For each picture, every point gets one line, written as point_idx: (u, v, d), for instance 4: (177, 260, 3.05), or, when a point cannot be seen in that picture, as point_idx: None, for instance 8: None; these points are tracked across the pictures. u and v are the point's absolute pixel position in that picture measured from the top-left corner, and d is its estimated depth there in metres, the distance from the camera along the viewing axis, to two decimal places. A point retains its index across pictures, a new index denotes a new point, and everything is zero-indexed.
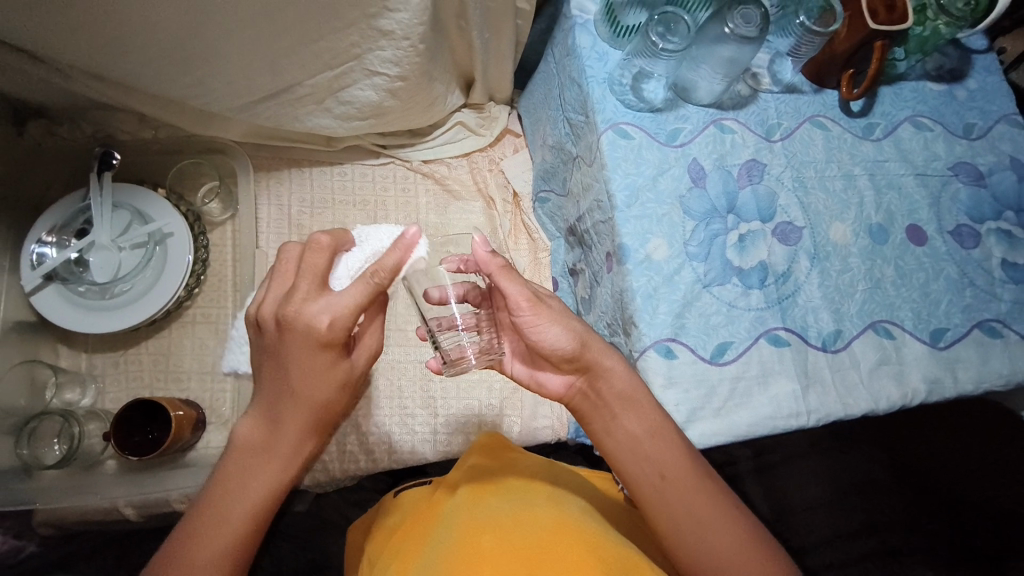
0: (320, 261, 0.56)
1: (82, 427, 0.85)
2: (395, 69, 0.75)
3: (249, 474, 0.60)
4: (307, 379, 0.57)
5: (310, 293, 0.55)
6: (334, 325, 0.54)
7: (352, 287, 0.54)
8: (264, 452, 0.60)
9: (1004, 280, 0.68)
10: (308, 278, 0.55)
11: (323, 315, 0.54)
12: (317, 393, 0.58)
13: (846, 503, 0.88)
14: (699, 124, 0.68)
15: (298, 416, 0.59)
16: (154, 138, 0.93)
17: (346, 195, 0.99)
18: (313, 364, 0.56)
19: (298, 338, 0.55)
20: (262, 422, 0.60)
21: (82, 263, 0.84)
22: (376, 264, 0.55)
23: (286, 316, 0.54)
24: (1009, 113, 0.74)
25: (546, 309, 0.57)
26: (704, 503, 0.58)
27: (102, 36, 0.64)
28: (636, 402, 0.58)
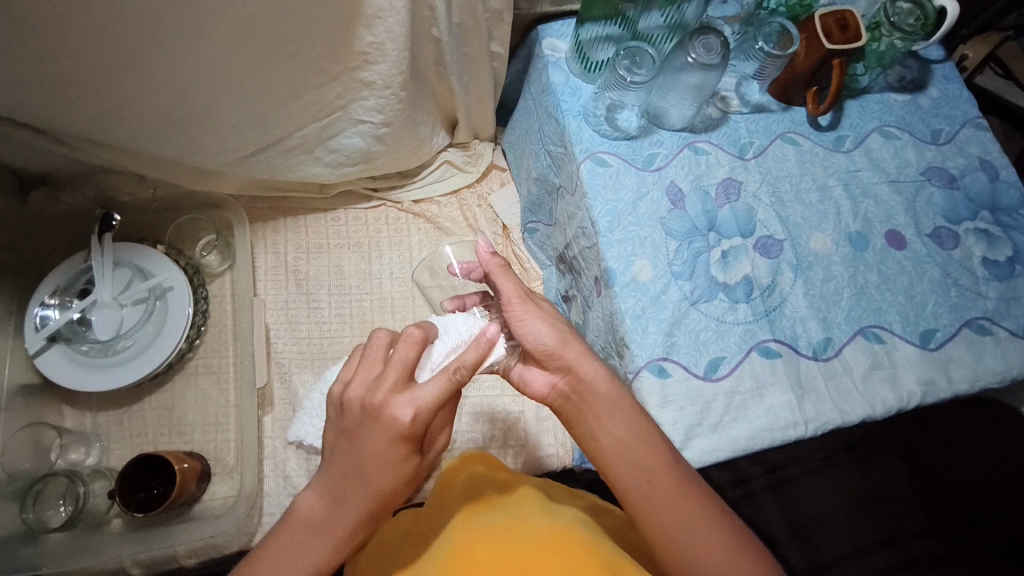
0: (411, 355, 0.53)
1: (86, 487, 0.85)
2: (379, 116, 0.79)
3: (300, 551, 0.55)
4: (378, 470, 0.52)
5: (396, 386, 0.52)
6: (416, 420, 0.51)
7: (436, 381, 0.52)
8: (320, 531, 0.55)
9: (988, 278, 0.69)
10: (397, 368, 0.53)
11: (406, 407, 0.51)
12: (387, 483, 0.53)
13: (864, 516, 0.80)
14: (673, 148, 0.71)
15: (360, 502, 0.54)
16: (154, 197, 0.97)
17: (340, 239, 1.01)
18: (387, 457, 0.52)
19: (377, 429, 0.51)
20: (324, 500, 0.55)
21: (85, 322, 0.86)
22: (458, 359, 0.53)
23: (370, 405, 0.51)
24: (974, 117, 0.76)
25: (532, 305, 0.57)
26: (693, 507, 0.55)
27: (98, 104, 0.67)
28: (622, 408, 0.56)
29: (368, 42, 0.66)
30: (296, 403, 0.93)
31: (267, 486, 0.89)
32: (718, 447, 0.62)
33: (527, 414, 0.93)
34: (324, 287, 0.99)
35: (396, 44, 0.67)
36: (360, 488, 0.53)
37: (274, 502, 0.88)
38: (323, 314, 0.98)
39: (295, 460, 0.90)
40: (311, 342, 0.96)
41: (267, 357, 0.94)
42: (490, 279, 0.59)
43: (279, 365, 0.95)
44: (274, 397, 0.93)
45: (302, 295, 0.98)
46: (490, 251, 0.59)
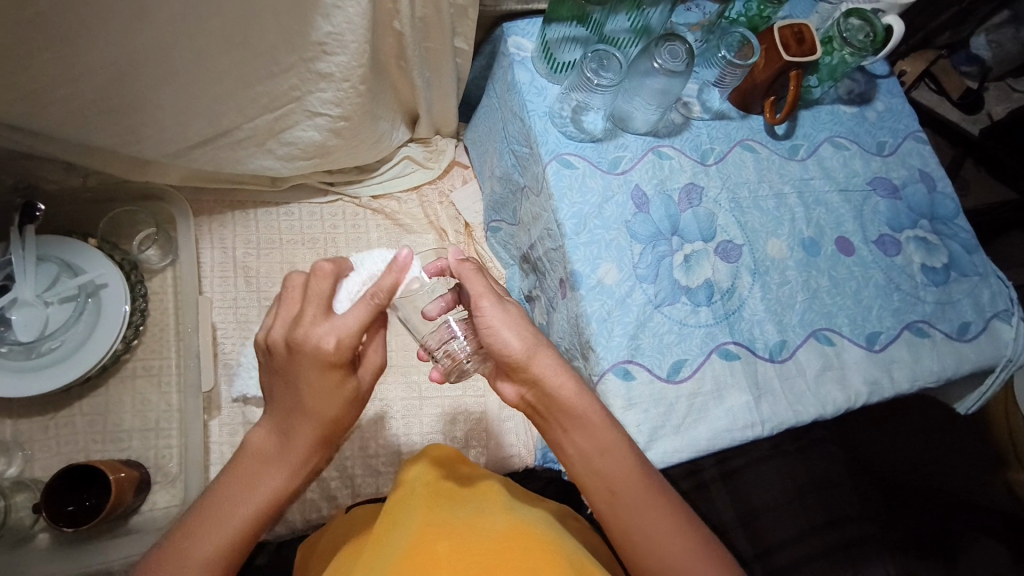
0: (326, 287, 0.52)
1: (7, 500, 0.78)
2: (337, 110, 0.75)
3: (251, 485, 0.53)
4: (319, 396, 0.52)
5: (317, 317, 0.51)
6: (341, 346, 0.50)
7: (357, 308, 0.51)
8: (272, 463, 0.54)
9: (926, 284, 0.73)
10: (316, 302, 0.52)
11: (329, 335, 0.50)
12: (328, 410, 0.53)
13: (805, 502, 0.83)
14: (638, 152, 0.71)
15: (307, 431, 0.53)
16: (85, 185, 0.90)
17: (294, 234, 0.97)
18: (321, 384, 0.51)
19: (306, 359, 0.50)
20: (273, 433, 0.54)
21: (3, 321, 0.78)
22: (375, 284, 0.52)
23: (294, 339, 0.50)
24: (914, 131, 0.81)
25: (501, 309, 0.55)
26: (657, 515, 0.54)
27: (19, 86, 0.61)
28: (584, 421, 0.56)
29: (326, 33, 0.63)
30: (245, 407, 0.88)
31: None
32: (680, 448, 0.63)
33: (489, 414, 0.92)
34: (276, 285, 0.94)
35: (357, 36, 0.63)
36: (303, 418, 0.52)
37: None
38: None
39: None
40: None
41: (213, 358, 0.89)
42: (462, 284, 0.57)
43: (226, 367, 0.90)
44: (221, 401, 0.88)
45: (252, 292, 0.93)
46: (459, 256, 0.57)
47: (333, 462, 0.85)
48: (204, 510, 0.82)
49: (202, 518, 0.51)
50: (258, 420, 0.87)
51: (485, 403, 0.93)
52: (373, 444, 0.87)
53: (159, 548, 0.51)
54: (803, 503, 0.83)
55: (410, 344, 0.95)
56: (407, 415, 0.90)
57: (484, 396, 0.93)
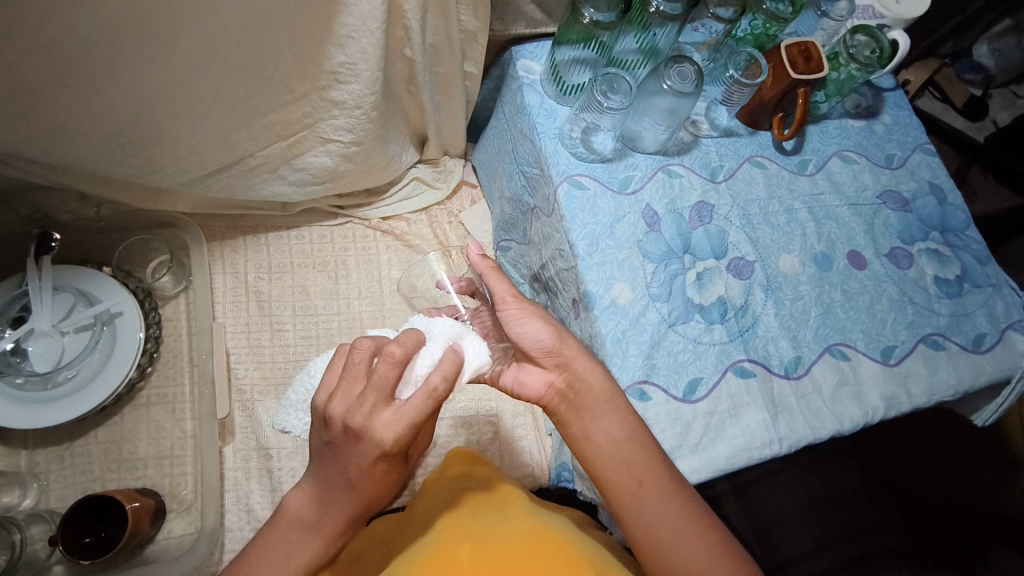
0: (392, 377, 0.47)
1: (23, 533, 0.76)
2: (348, 136, 0.76)
3: (290, 548, 0.55)
4: (366, 483, 0.51)
5: (376, 406, 0.47)
6: (396, 444, 0.47)
7: (416, 398, 0.47)
8: (310, 529, 0.55)
9: (939, 296, 0.73)
10: (378, 390, 0.47)
11: (386, 431, 0.46)
12: (372, 493, 0.52)
13: (820, 515, 0.82)
14: (648, 171, 0.72)
15: (348, 507, 0.53)
16: (98, 215, 0.91)
17: (305, 258, 0.97)
18: (369, 474, 0.50)
19: (358, 451, 0.48)
20: (315, 500, 0.54)
21: (20, 352, 0.79)
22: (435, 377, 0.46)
23: (351, 428, 0.47)
24: (922, 143, 0.81)
25: (526, 305, 0.58)
26: (681, 512, 0.56)
27: (39, 123, 0.62)
28: (615, 407, 0.57)
29: (339, 62, 0.64)
30: (260, 432, 0.88)
31: (228, 523, 0.84)
32: (699, 468, 0.62)
33: (503, 433, 0.92)
34: (289, 308, 0.95)
35: (369, 65, 0.64)
36: (347, 498, 0.53)
37: (235, 540, 0.83)
38: (287, 337, 0.93)
39: (260, 493, 0.85)
40: (276, 367, 0.92)
41: (227, 384, 0.89)
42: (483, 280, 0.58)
43: (240, 393, 0.90)
44: (236, 427, 0.88)
45: (264, 316, 0.94)
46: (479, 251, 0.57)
47: None
48: (220, 537, 0.82)
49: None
50: (273, 445, 0.87)
51: (498, 422, 0.92)
52: None
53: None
54: (820, 517, 0.82)
55: None
56: None
57: (497, 415, 0.93)
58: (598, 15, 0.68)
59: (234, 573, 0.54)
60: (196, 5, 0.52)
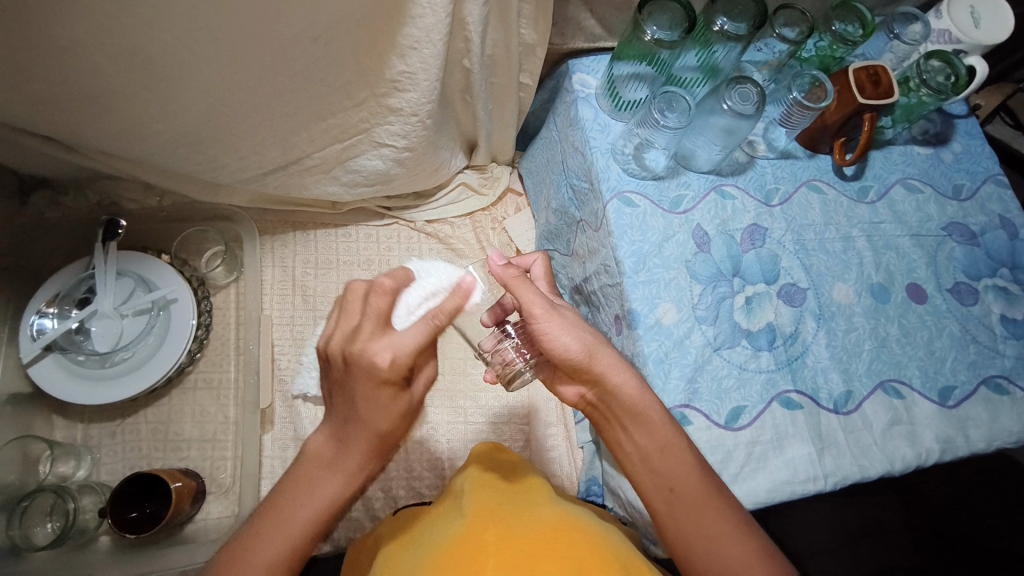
0: (384, 305, 0.51)
1: (76, 502, 0.80)
2: (402, 141, 0.77)
3: (312, 487, 0.54)
4: (372, 411, 0.51)
5: (375, 331, 0.50)
6: (396, 364, 0.49)
7: (415, 325, 0.50)
8: (331, 467, 0.54)
9: (1006, 337, 0.70)
10: (374, 316, 0.51)
11: (385, 351, 0.49)
12: (381, 422, 0.52)
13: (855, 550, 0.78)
14: (701, 191, 0.71)
15: (361, 440, 0.53)
16: (160, 205, 0.95)
17: (350, 256, 1.00)
18: (375, 398, 0.50)
19: (361, 375, 0.49)
20: (332, 437, 0.54)
21: (83, 332, 0.83)
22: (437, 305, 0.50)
23: (350, 354, 0.49)
24: (995, 174, 0.77)
25: (555, 316, 0.54)
26: (716, 517, 0.53)
27: (115, 113, 0.65)
28: (646, 419, 0.55)
29: (400, 71, 0.65)
30: (299, 423, 0.90)
31: None
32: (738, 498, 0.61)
33: (534, 442, 0.92)
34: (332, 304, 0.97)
35: (428, 75, 0.65)
36: (358, 430, 0.52)
37: None
38: None
39: None
40: None
41: (270, 374, 0.92)
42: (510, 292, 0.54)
43: (282, 383, 0.92)
44: (276, 417, 0.91)
45: (309, 310, 0.96)
46: (502, 261, 0.56)
47: (380, 482, 0.87)
48: (255, 523, 0.84)
49: (270, 519, 0.53)
50: None
51: (530, 429, 0.93)
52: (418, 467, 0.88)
53: (243, 531, 0.54)
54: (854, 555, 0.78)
55: (458, 368, 0.96)
56: (452, 439, 0.91)
57: (529, 423, 0.93)
58: (659, 34, 0.66)
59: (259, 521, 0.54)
60: (270, 12, 0.55)
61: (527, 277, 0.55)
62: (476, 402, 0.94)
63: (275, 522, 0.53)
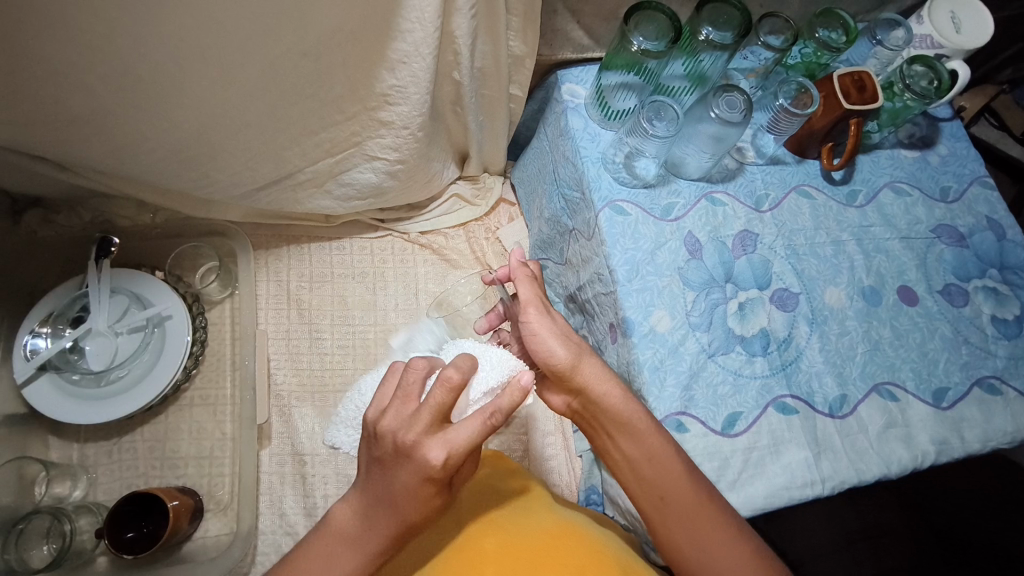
0: (446, 400, 0.46)
1: (72, 524, 0.80)
2: (394, 154, 0.78)
3: (331, 562, 0.51)
4: (409, 503, 0.47)
5: (431, 427, 0.46)
6: (447, 466, 0.45)
7: (472, 422, 0.46)
8: (353, 544, 0.51)
9: (997, 336, 0.70)
10: (432, 410, 0.46)
11: (438, 449, 0.45)
12: (415, 514, 0.48)
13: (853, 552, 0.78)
14: (691, 198, 0.71)
15: (391, 524, 0.49)
16: (154, 221, 0.95)
17: (345, 269, 1.00)
18: (416, 493, 0.47)
19: (409, 468, 0.46)
20: (359, 513, 0.51)
21: (77, 350, 0.82)
22: (498, 402, 0.46)
23: (403, 443, 0.45)
24: (981, 175, 0.78)
25: (546, 317, 0.55)
26: (708, 526, 0.53)
27: (106, 133, 0.66)
28: (632, 429, 0.55)
29: (390, 85, 0.65)
30: (296, 438, 0.90)
31: (262, 525, 0.86)
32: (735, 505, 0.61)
33: (532, 452, 0.92)
34: (327, 318, 0.97)
35: (418, 88, 0.66)
36: (389, 514, 0.49)
37: (268, 543, 0.85)
38: (324, 346, 0.95)
39: (293, 497, 0.87)
40: (312, 374, 0.94)
41: (266, 389, 0.92)
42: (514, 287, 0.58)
43: (278, 398, 0.92)
44: (273, 432, 0.91)
45: (304, 324, 0.96)
46: (520, 260, 0.59)
47: None
48: (254, 540, 0.84)
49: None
50: (308, 451, 0.90)
51: (528, 439, 0.93)
52: None
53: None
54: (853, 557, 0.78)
55: None
56: None
57: (527, 433, 0.93)
58: (646, 44, 0.67)
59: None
60: (260, 31, 0.55)
61: (535, 278, 0.59)
62: None
63: None
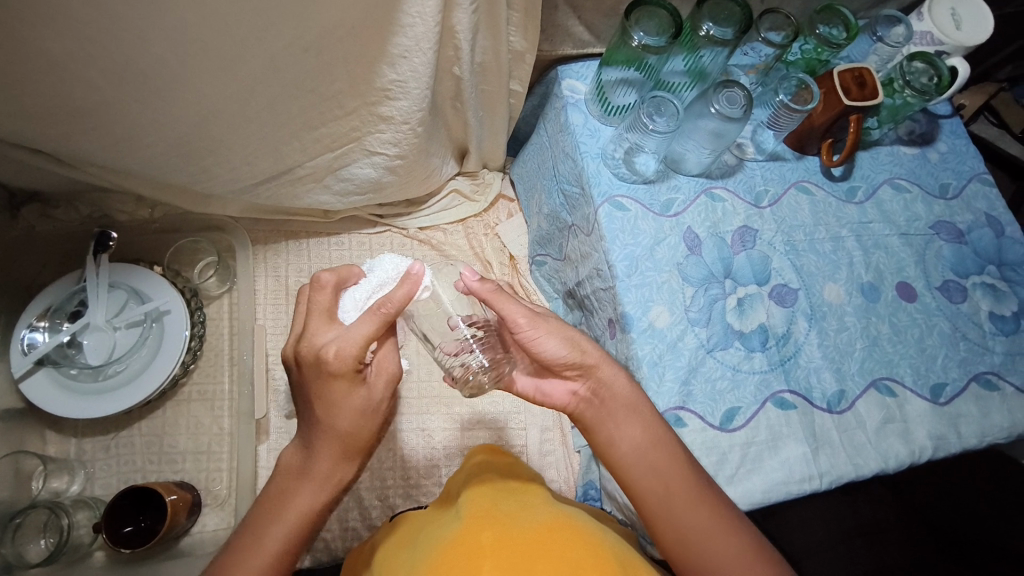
0: (326, 299, 0.57)
1: (70, 518, 0.79)
2: (394, 149, 0.77)
3: (287, 497, 0.56)
4: (328, 406, 0.55)
5: (321, 328, 0.55)
6: (343, 355, 0.52)
7: (360, 318, 0.52)
8: (302, 474, 0.56)
9: (995, 333, 0.70)
10: (319, 314, 0.56)
11: (330, 343, 0.53)
12: (339, 418, 0.55)
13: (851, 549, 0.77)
14: (691, 194, 0.71)
15: (324, 439, 0.56)
16: (152, 217, 0.95)
17: (343, 264, 1.00)
18: (330, 392, 0.54)
19: (314, 373, 0.54)
20: (301, 445, 0.58)
21: (75, 345, 0.82)
22: (385, 295, 0.52)
23: (301, 353, 0.54)
24: (980, 173, 0.78)
25: (541, 322, 0.55)
26: (709, 511, 0.54)
27: (103, 126, 0.65)
28: (637, 411, 0.56)
29: (391, 80, 0.65)
30: (294, 433, 0.90)
31: None
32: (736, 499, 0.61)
33: (530, 447, 0.92)
34: None
35: (419, 83, 0.66)
36: (322, 431, 0.56)
37: None
38: None
39: None
40: None
41: (265, 384, 0.92)
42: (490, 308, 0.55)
43: (276, 393, 0.92)
44: (271, 427, 0.91)
45: None
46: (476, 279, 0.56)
47: (377, 490, 0.87)
48: None
49: (249, 534, 0.54)
50: None
51: (526, 434, 0.93)
52: (415, 474, 0.88)
53: (223, 553, 0.55)
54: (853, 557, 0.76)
55: None
56: (448, 446, 0.91)
57: (525, 428, 0.93)
58: (647, 39, 0.67)
59: (240, 542, 0.54)
60: (260, 26, 0.55)
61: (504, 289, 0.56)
62: (471, 408, 0.94)
63: (256, 533, 0.54)
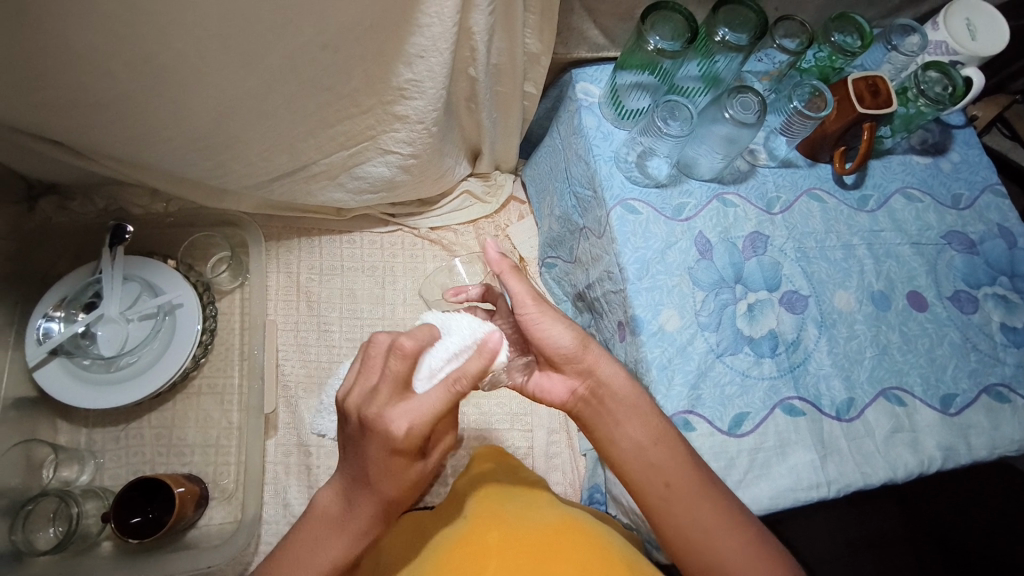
0: (403, 369, 0.49)
1: (79, 507, 0.80)
2: (408, 148, 0.78)
3: (319, 547, 0.53)
4: (383, 478, 0.50)
5: (393, 398, 0.48)
6: (410, 435, 0.47)
7: (435, 392, 0.48)
8: (339, 527, 0.53)
9: (1006, 344, 0.70)
10: (393, 380, 0.49)
11: (400, 420, 0.47)
12: (391, 490, 0.51)
13: (856, 560, 0.78)
14: (703, 199, 0.72)
15: (369, 504, 0.52)
16: (167, 211, 0.96)
17: (354, 262, 1.00)
18: (387, 465, 0.49)
19: (376, 442, 0.48)
20: (340, 495, 0.54)
21: (89, 335, 0.83)
22: (460, 368, 0.49)
23: (367, 418, 0.48)
24: (993, 184, 0.78)
25: (547, 309, 0.57)
26: (712, 509, 0.54)
27: (124, 119, 0.66)
28: (640, 410, 0.57)
29: (407, 79, 0.66)
30: (302, 429, 0.91)
31: (267, 515, 0.86)
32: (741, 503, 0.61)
33: (537, 449, 0.92)
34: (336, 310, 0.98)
35: (435, 83, 0.66)
36: (368, 495, 0.51)
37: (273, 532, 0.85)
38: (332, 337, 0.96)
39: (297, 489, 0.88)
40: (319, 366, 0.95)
41: (274, 379, 0.93)
42: (504, 284, 0.56)
43: (285, 389, 0.93)
44: (280, 422, 0.91)
45: (312, 317, 0.97)
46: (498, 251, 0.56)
47: None
48: (259, 529, 0.84)
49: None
50: (313, 443, 0.90)
51: (533, 436, 0.93)
52: None
53: None
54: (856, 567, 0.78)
55: None
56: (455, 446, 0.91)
57: (532, 430, 0.93)
58: (662, 44, 0.67)
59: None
60: (281, 23, 0.56)
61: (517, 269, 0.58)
62: (478, 409, 0.94)
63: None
